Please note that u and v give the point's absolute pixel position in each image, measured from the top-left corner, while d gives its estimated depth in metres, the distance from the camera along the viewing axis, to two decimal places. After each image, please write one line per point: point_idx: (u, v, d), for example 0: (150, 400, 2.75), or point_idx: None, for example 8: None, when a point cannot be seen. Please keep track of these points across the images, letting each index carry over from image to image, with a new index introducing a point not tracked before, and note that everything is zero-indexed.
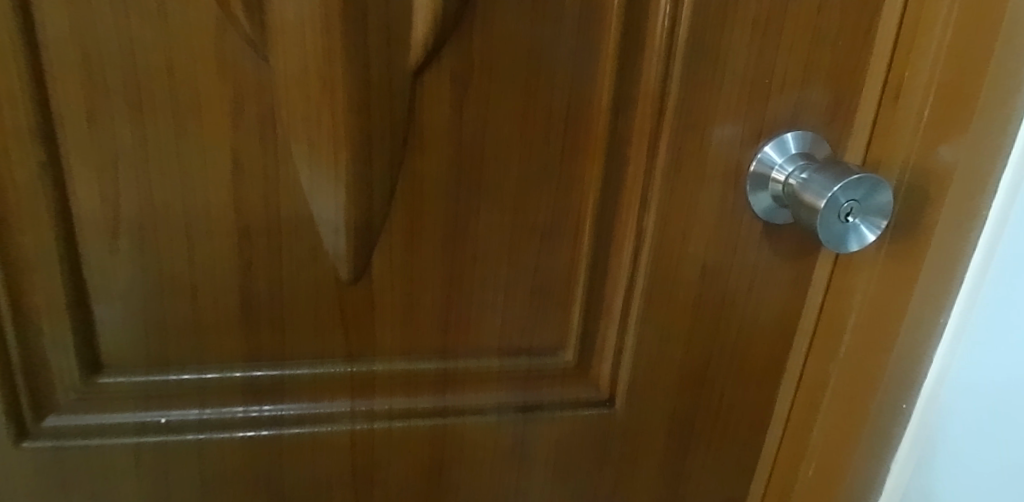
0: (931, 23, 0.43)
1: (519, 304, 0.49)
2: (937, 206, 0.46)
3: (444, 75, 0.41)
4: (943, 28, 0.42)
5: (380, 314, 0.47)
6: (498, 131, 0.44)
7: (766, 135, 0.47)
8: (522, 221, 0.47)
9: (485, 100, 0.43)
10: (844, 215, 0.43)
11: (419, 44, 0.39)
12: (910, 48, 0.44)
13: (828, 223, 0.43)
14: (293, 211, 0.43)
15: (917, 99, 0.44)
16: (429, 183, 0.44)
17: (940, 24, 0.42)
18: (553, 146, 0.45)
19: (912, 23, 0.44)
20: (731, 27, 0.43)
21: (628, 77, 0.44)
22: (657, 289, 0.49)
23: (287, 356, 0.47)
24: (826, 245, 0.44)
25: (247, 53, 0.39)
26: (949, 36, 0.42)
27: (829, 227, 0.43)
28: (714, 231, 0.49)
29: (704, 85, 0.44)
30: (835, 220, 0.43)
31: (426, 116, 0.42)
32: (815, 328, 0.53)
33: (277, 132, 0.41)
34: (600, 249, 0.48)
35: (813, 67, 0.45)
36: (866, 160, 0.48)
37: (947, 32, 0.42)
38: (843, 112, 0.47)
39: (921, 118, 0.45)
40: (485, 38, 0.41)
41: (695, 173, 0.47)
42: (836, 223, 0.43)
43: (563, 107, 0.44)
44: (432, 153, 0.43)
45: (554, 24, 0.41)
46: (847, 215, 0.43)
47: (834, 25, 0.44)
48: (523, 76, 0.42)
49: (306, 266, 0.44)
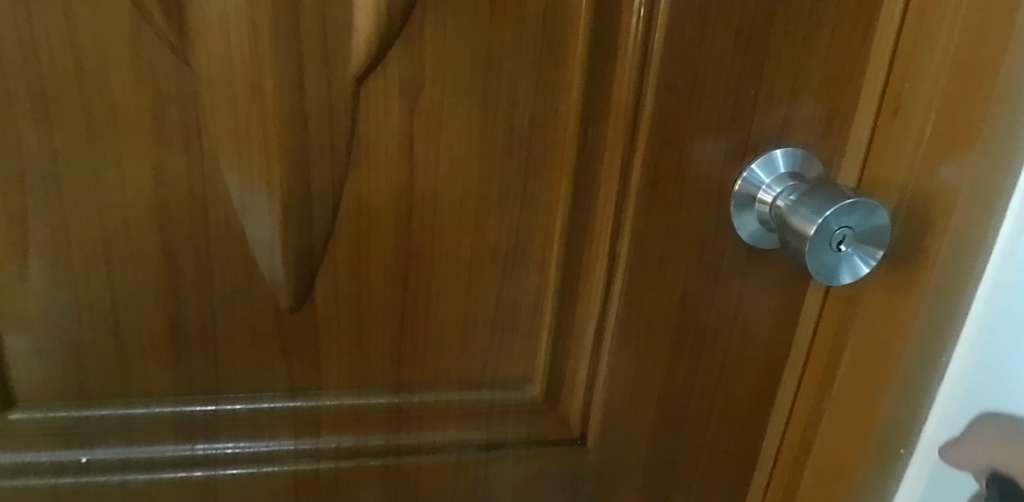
0: (934, 29, 0.39)
1: (479, 333, 0.45)
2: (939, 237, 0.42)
3: (391, 84, 0.37)
4: (946, 34, 0.38)
5: (326, 344, 0.43)
6: (454, 145, 0.40)
7: (752, 151, 0.42)
8: (482, 243, 0.42)
9: (438, 111, 0.39)
10: (836, 245, 0.39)
11: (361, 48, 0.35)
12: (911, 55, 0.40)
13: (818, 253, 0.39)
14: (225, 231, 0.39)
15: (920, 111, 0.40)
16: (377, 203, 0.40)
17: (943, 30, 0.38)
18: (516, 162, 0.41)
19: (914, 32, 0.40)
20: (711, 32, 0.39)
21: (599, 86, 0.40)
22: (632, 319, 0.45)
23: (222, 389, 0.42)
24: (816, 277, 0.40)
25: (166, 56, 0.34)
26: (953, 43, 0.38)
27: (819, 257, 0.39)
28: (695, 256, 0.44)
29: (683, 97, 0.40)
30: (826, 249, 0.39)
31: (371, 128, 0.38)
32: (806, 361, 0.49)
33: (204, 144, 0.36)
34: (569, 274, 0.44)
35: (803, 77, 0.41)
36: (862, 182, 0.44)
37: (951, 37, 0.38)
38: (836, 127, 0.43)
39: (923, 133, 0.40)
40: (437, 43, 0.37)
41: (673, 193, 0.42)
42: (829, 253, 0.39)
43: (526, 119, 0.40)
44: (380, 170, 0.39)
45: (514, 27, 0.37)
46: (839, 245, 0.39)
47: (825, 31, 0.40)
48: (481, 83, 0.38)
49: (241, 291, 0.40)
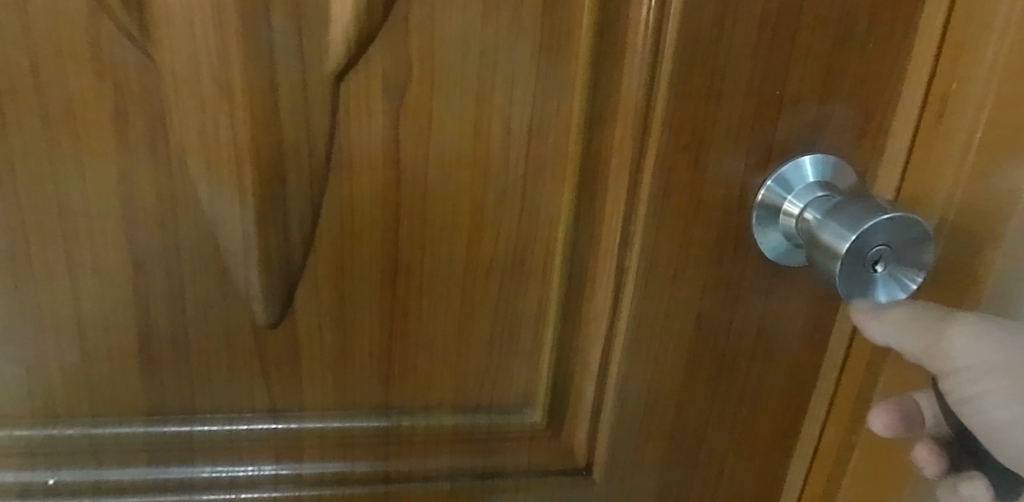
0: (987, 21, 0.34)
1: (474, 352, 0.41)
2: (987, 256, 0.37)
3: (374, 81, 0.34)
4: (1002, 27, 0.34)
5: (307, 363, 0.39)
6: (445, 149, 0.36)
7: (776, 158, 0.38)
8: (476, 255, 0.39)
9: (428, 111, 0.35)
10: (873, 266, 0.35)
11: (339, 42, 0.32)
12: (960, 51, 0.35)
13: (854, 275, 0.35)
14: (196, 240, 0.36)
15: (969, 113, 0.36)
16: (362, 211, 0.37)
17: (998, 21, 0.34)
18: (514, 168, 0.37)
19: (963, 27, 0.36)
20: (731, 25, 0.34)
21: (604, 84, 0.36)
22: (642, 340, 0.41)
23: (198, 409, 0.40)
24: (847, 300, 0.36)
25: (128, 50, 0.32)
26: (1010, 36, 0.34)
27: (855, 280, 0.35)
28: (712, 273, 0.40)
29: (699, 97, 0.36)
30: (864, 271, 0.35)
31: (353, 129, 0.35)
32: (835, 389, 0.44)
33: (171, 146, 0.34)
34: (573, 289, 0.41)
35: (835, 75, 0.37)
36: (901, 193, 0.39)
37: (1008, 30, 0.34)
38: (871, 132, 0.39)
39: (973, 139, 0.36)
40: (425, 36, 0.34)
41: (688, 203, 0.38)
42: (867, 274, 0.35)
43: (524, 120, 0.36)
44: (364, 175, 0.36)
45: (510, 20, 0.34)
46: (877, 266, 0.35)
47: (860, 24, 0.36)
48: (474, 81, 0.35)
49: (214, 306, 0.37)
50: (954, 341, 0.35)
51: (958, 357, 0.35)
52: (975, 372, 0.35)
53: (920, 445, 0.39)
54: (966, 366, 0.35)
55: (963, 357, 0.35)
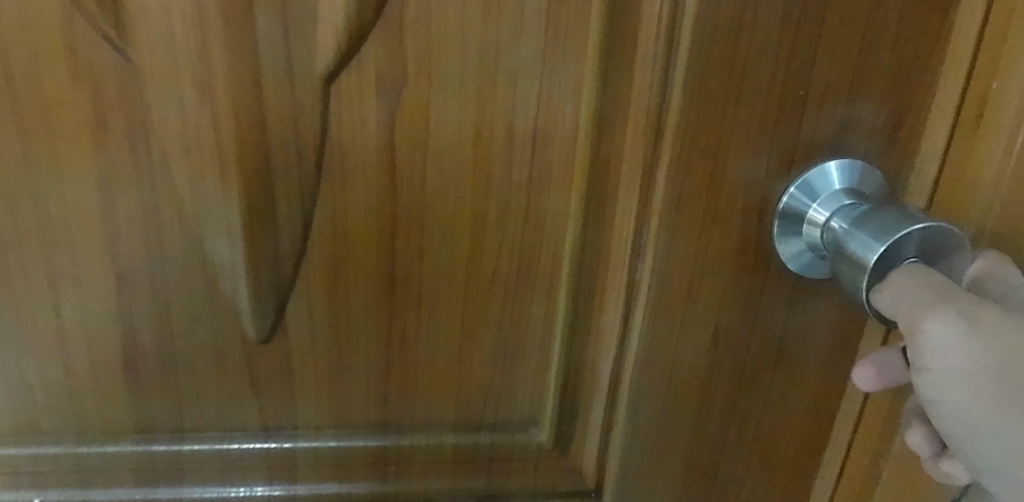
0: None
1: (477, 368, 0.39)
2: None
3: (368, 82, 0.32)
4: None
5: (300, 380, 0.37)
6: (444, 154, 0.34)
7: (799, 164, 0.36)
8: (478, 266, 0.37)
9: (425, 114, 0.33)
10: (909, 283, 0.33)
11: (328, 42, 0.30)
12: (1001, 48, 0.33)
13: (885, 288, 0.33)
14: (181, 252, 0.34)
15: (1010, 116, 0.33)
16: (356, 220, 0.35)
17: None
18: (518, 174, 0.35)
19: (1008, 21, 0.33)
20: (751, 21, 0.32)
21: (613, 84, 0.34)
22: (654, 357, 0.39)
23: (187, 427, 0.38)
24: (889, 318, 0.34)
25: (106, 52, 0.30)
26: None
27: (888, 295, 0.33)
28: (729, 286, 0.38)
29: (717, 99, 0.33)
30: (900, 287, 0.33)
31: (345, 134, 0.33)
32: (861, 411, 0.41)
33: (153, 153, 0.32)
34: (580, 300, 0.38)
35: (863, 74, 0.34)
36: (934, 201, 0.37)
37: None
38: (902, 135, 0.36)
39: (1015, 144, 0.33)
40: (421, 34, 0.31)
41: (704, 211, 0.36)
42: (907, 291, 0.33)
43: (528, 124, 0.34)
44: (358, 183, 0.34)
45: (513, 17, 0.32)
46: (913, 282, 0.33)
47: (891, 19, 0.33)
48: (475, 82, 0.33)
49: (202, 320, 0.35)
50: (936, 362, 0.30)
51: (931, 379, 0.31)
52: (965, 408, 0.30)
53: (914, 429, 0.36)
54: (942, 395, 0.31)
55: (943, 387, 0.31)
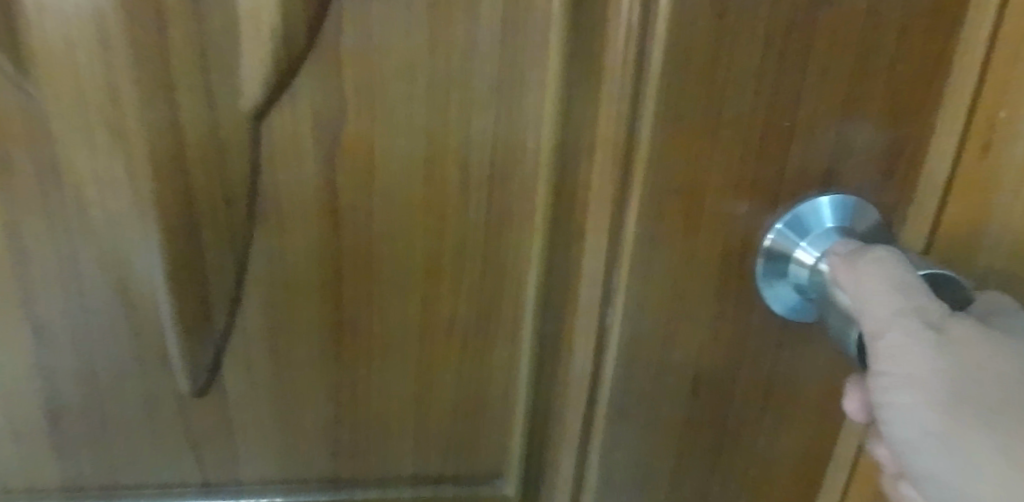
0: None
1: (435, 419, 0.36)
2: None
3: (303, 118, 0.29)
4: None
5: (241, 434, 0.34)
6: (393, 193, 0.31)
7: (785, 201, 0.32)
8: (434, 311, 0.34)
9: (368, 151, 0.30)
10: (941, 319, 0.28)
11: (254, 76, 0.27)
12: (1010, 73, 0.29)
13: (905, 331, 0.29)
14: (104, 301, 0.31)
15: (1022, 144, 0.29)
16: (296, 266, 0.31)
17: None
18: (475, 213, 0.32)
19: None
20: (730, 47, 0.29)
21: (576, 114, 0.31)
22: (628, 410, 0.35)
23: (120, 484, 0.35)
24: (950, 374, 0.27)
25: (8, 87, 0.27)
26: None
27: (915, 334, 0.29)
28: (710, 333, 0.35)
29: (693, 132, 0.30)
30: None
31: (281, 174, 0.30)
32: (855, 462, 0.38)
33: (66, 195, 0.29)
34: (546, 345, 0.35)
35: (856, 104, 0.31)
36: (934, 241, 0.33)
37: None
38: (900, 168, 0.33)
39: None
40: (362, 63, 0.28)
41: (680, 254, 0.33)
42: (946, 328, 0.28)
43: (485, 159, 0.31)
44: (296, 226, 0.31)
45: (465, 44, 0.29)
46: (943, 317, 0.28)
47: (887, 43, 0.30)
48: (423, 115, 0.30)
49: (130, 374, 0.32)
50: (899, 381, 0.26)
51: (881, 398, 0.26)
52: (916, 441, 0.26)
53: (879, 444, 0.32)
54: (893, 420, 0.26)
55: (897, 411, 0.26)
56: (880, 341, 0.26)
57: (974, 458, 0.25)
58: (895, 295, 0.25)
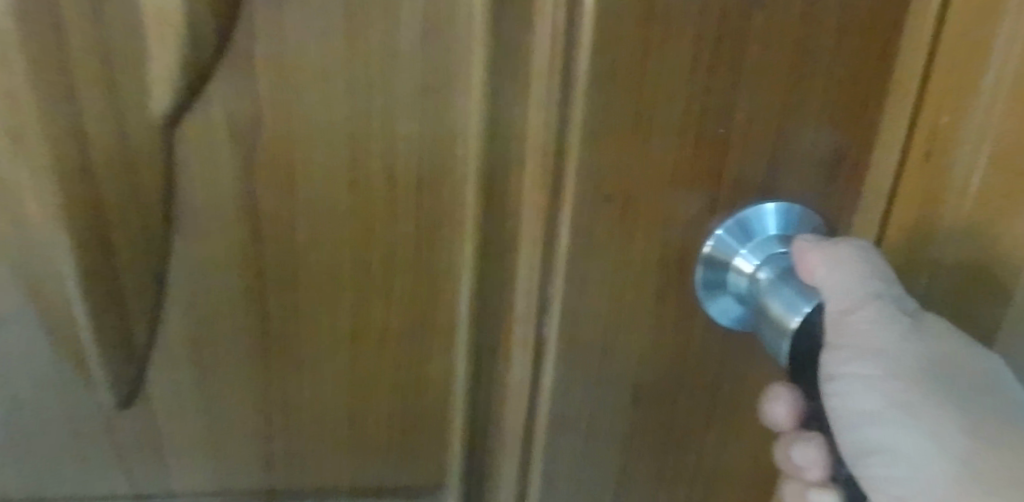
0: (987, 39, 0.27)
1: (371, 431, 0.35)
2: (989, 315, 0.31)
3: (218, 126, 0.28)
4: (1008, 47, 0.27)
5: (170, 446, 0.34)
6: (318, 202, 0.30)
7: (722, 209, 0.31)
8: (366, 321, 0.33)
9: (289, 159, 0.29)
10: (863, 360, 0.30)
11: (161, 84, 0.26)
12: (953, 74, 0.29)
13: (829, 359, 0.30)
14: (15, 316, 0.30)
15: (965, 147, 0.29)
16: (219, 276, 0.31)
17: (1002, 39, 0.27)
18: (404, 222, 0.31)
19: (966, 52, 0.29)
20: (659, 52, 0.28)
21: (505, 122, 0.30)
22: (568, 420, 0.35)
23: (50, 494, 0.34)
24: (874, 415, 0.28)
25: None
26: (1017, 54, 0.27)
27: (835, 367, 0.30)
28: (650, 342, 0.34)
29: (623, 139, 0.29)
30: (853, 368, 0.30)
31: (197, 183, 0.29)
32: None
33: None
34: (483, 356, 0.35)
35: (795, 110, 0.30)
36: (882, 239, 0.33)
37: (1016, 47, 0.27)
38: (842, 175, 0.32)
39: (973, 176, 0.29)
40: (277, 71, 0.27)
41: (615, 263, 0.32)
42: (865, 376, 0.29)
43: (412, 167, 0.30)
44: (217, 235, 0.30)
45: (384, 51, 0.28)
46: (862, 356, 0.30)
47: (826, 47, 0.29)
48: (345, 123, 0.29)
49: (51, 386, 0.32)
50: (863, 357, 0.29)
51: (841, 373, 0.29)
52: (876, 416, 0.29)
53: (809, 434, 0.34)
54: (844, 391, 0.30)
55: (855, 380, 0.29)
56: (845, 317, 0.29)
57: (929, 437, 0.28)
58: (871, 279, 0.29)
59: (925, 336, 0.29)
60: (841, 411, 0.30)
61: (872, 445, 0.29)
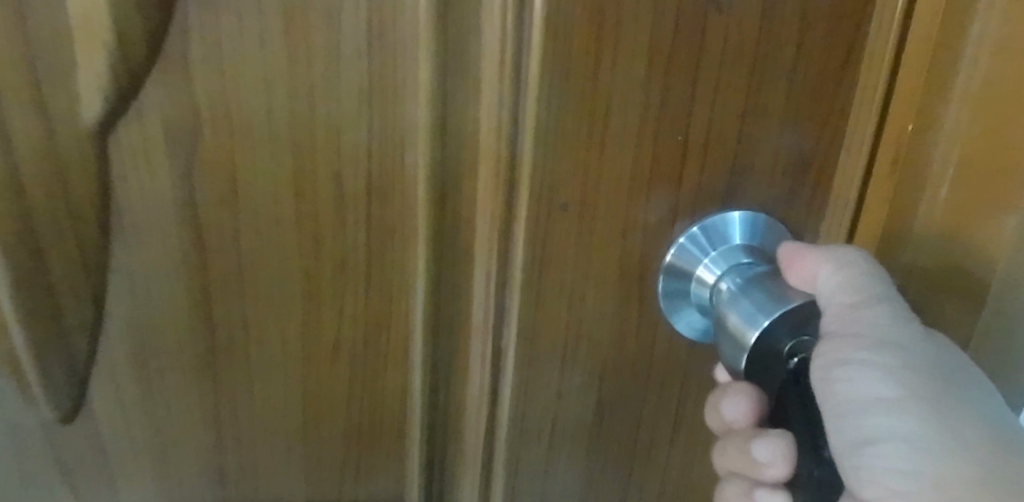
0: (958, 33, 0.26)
1: (326, 446, 0.34)
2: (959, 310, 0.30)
3: (153, 134, 0.27)
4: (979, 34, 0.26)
5: (117, 461, 0.33)
6: (263, 211, 0.29)
7: (684, 217, 0.30)
8: (318, 334, 0.32)
9: (230, 168, 0.28)
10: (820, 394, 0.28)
11: (89, 90, 0.25)
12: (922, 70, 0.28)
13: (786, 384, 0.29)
14: None
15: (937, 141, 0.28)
16: (161, 288, 0.30)
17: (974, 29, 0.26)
18: (354, 232, 0.30)
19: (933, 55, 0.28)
20: (612, 56, 0.27)
21: (457, 128, 0.29)
22: (528, 432, 0.34)
23: None
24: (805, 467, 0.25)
25: None
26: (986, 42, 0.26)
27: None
28: (612, 355, 0.33)
29: (578, 146, 0.28)
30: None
31: (133, 192, 0.28)
32: None
33: None
34: (440, 368, 0.34)
35: (755, 115, 0.29)
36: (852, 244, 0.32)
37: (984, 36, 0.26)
38: (808, 183, 0.31)
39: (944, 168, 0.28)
40: (212, 76, 0.26)
41: (574, 273, 0.31)
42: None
43: (360, 175, 0.29)
44: (156, 246, 0.29)
45: (326, 56, 0.27)
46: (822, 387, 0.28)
47: (787, 51, 0.28)
48: (287, 129, 0.28)
49: None
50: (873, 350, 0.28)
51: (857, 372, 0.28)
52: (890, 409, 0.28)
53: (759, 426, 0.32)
54: (857, 385, 0.28)
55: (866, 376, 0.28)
56: (862, 313, 0.28)
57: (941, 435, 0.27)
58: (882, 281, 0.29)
59: (943, 346, 0.28)
60: (851, 410, 0.28)
61: (883, 441, 0.28)
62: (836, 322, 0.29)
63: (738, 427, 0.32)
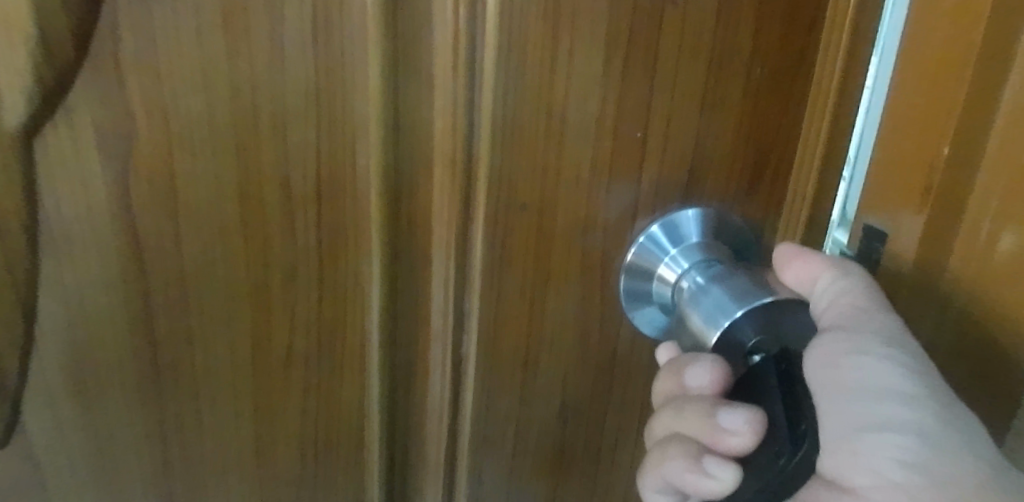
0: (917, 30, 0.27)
1: (281, 459, 0.33)
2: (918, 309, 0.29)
3: (85, 139, 0.25)
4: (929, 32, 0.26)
5: (56, 488, 0.31)
6: (207, 218, 0.28)
7: (643, 214, 0.30)
8: (268, 343, 0.30)
9: (169, 173, 0.26)
10: (785, 395, 0.25)
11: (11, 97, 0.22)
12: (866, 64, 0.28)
13: (754, 380, 0.26)
14: None
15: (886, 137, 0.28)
16: (98, 302, 0.28)
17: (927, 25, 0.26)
18: (304, 238, 0.29)
19: (882, 50, 0.28)
20: (565, 51, 0.26)
21: (409, 127, 0.28)
22: (492, 436, 0.33)
23: None
24: (749, 485, 0.25)
25: None
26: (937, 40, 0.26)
27: (757, 394, 0.26)
28: (574, 355, 0.32)
29: (534, 142, 0.28)
30: (772, 403, 0.25)
31: (64, 201, 0.26)
32: None
33: None
34: (398, 372, 0.33)
35: (711, 110, 0.29)
36: (809, 239, 0.32)
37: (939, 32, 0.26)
38: (765, 177, 0.31)
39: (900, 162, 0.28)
40: (147, 77, 0.25)
41: (534, 274, 0.30)
42: (776, 412, 0.25)
43: (310, 177, 0.28)
44: (92, 257, 0.27)
45: (269, 54, 0.25)
46: (791, 386, 0.25)
47: (741, 45, 0.28)
48: (230, 131, 0.26)
49: None
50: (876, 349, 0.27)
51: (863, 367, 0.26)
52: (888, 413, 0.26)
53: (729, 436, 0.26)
54: (864, 377, 0.26)
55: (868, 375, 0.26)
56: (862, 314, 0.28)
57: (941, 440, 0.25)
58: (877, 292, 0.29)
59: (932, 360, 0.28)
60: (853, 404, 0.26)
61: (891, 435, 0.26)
62: (837, 315, 0.28)
63: (698, 398, 0.28)
